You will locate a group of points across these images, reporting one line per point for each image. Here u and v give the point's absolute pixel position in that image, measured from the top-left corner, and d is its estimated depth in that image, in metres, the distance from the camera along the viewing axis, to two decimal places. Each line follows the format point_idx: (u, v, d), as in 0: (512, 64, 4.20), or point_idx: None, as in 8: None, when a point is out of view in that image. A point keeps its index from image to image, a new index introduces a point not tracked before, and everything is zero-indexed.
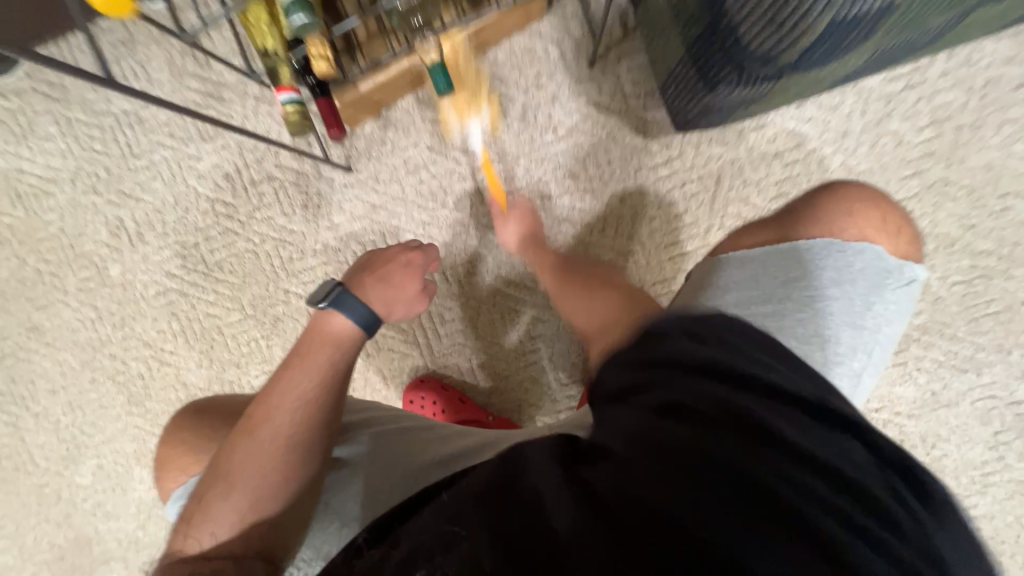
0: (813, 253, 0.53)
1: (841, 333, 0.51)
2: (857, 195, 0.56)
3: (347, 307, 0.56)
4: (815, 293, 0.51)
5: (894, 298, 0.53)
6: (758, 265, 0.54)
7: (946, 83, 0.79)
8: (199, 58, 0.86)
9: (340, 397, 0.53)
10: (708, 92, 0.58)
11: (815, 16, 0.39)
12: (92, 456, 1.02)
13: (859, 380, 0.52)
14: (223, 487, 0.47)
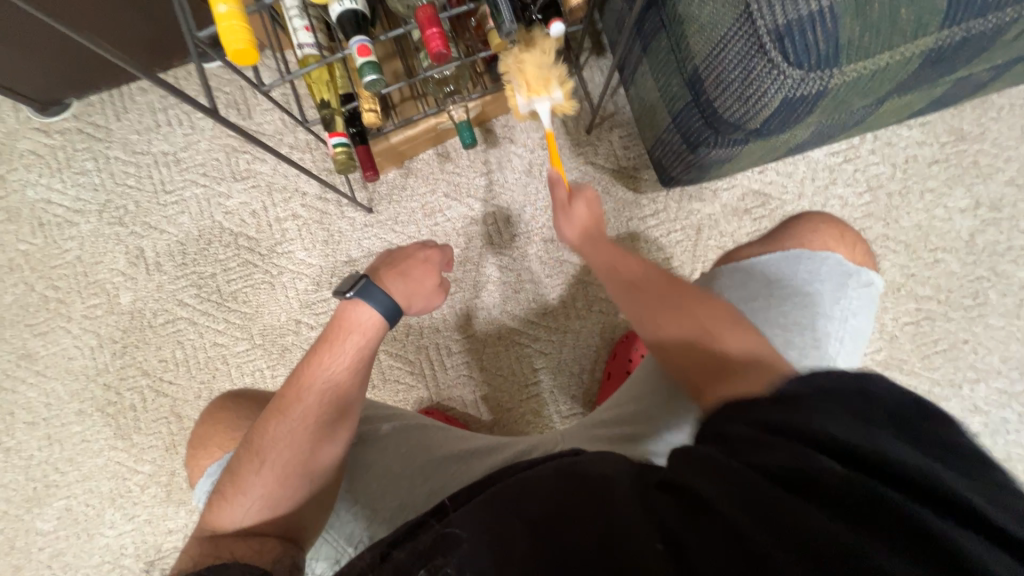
0: (786, 260, 0.60)
1: (814, 325, 0.58)
2: (819, 216, 0.65)
3: (371, 297, 0.58)
4: (788, 292, 0.59)
5: (856, 294, 0.60)
6: (743, 272, 0.61)
7: (876, 159, 0.97)
8: (243, 110, 0.97)
9: (357, 394, 0.56)
10: (691, 152, 0.72)
11: (771, 95, 0.51)
12: (61, 497, 0.95)
13: (835, 368, 0.59)
14: (253, 465, 0.51)
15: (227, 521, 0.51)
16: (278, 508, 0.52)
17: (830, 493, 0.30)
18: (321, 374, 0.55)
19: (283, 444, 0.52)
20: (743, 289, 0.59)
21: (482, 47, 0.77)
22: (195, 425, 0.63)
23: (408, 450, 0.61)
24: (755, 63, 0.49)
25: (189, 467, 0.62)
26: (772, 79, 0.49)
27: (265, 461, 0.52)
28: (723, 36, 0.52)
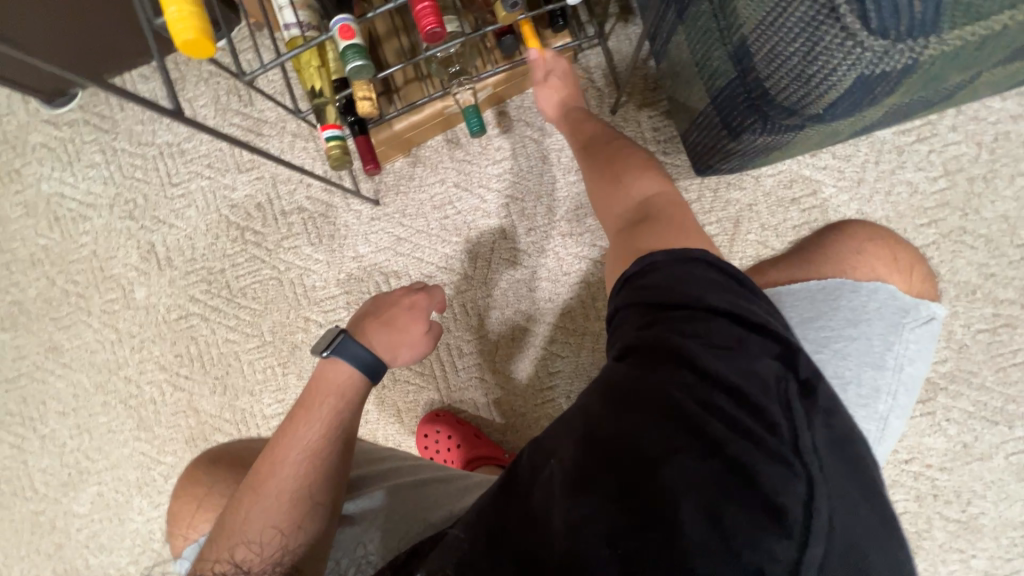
0: (827, 293, 0.53)
1: (860, 374, 0.51)
2: (868, 234, 0.58)
3: (350, 354, 0.57)
4: (826, 334, 0.51)
5: (913, 336, 0.53)
6: (773, 303, 0.54)
7: (957, 137, 0.82)
8: (243, 96, 0.92)
9: (342, 445, 0.55)
10: (732, 139, 0.61)
11: (838, 76, 0.41)
12: (92, 483, 0.99)
13: (886, 423, 0.51)
14: (226, 544, 0.50)
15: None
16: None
17: (659, 406, 0.38)
18: (296, 440, 0.53)
19: (260, 517, 0.49)
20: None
21: (490, 20, 0.68)
22: (172, 499, 0.64)
23: (399, 505, 0.56)
24: (823, 33, 0.39)
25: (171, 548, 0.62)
26: (845, 53, 0.39)
27: (238, 537, 0.49)
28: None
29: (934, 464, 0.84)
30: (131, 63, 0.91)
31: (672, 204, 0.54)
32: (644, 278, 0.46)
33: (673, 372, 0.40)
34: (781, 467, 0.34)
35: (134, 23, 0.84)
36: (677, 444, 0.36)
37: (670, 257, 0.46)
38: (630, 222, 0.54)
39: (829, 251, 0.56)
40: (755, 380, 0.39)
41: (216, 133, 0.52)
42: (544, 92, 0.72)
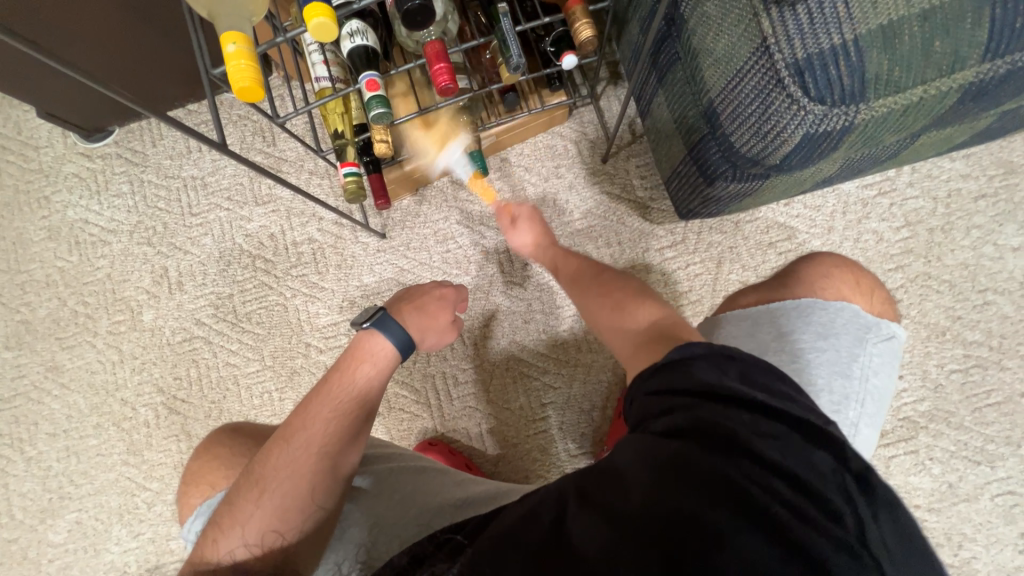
0: (799, 310, 0.58)
1: (831, 383, 0.55)
2: (834, 260, 0.64)
3: (388, 329, 0.61)
4: (799, 347, 0.56)
5: (877, 350, 0.57)
6: (753, 320, 0.60)
7: (914, 192, 0.91)
8: (268, 137, 1.00)
9: (370, 410, 0.58)
10: (708, 186, 0.69)
11: (789, 132, 0.49)
12: (72, 510, 0.97)
13: (856, 429, 0.56)
14: (253, 493, 0.51)
15: (225, 555, 0.50)
16: (280, 540, 0.51)
17: (715, 484, 0.37)
18: (329, 399, 0.56)
19: (284, 473, 0.51)
20: (751, 340, 0.58)
21: (495, 79, 0.77)
22: (190, 459, 0.66)
23: (397, 489, 0.60)
24: (772, 98, 0.47)
25: (182, 505, 0.64)
26: (792, 114, 0.47)
27: (265, 489, 0.51)
28: (739, 68, 0.49)
29: (922, 505, 0.84)
30: (167, 105, 1.00)
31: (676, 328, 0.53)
32: (676, 373, 0.43)
33: (728, 455, 0.38)
34: (845, 560, 0.34)
35: (171, 68, 0.93)
36: (736, 524, 0.35)
37: (708, 353, 0.44)
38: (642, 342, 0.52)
39: (799, 275, 0.62)
40: (812, 471, 0.38)
41: (247, 162, 0.59)
42: (514, 232, 0.76)
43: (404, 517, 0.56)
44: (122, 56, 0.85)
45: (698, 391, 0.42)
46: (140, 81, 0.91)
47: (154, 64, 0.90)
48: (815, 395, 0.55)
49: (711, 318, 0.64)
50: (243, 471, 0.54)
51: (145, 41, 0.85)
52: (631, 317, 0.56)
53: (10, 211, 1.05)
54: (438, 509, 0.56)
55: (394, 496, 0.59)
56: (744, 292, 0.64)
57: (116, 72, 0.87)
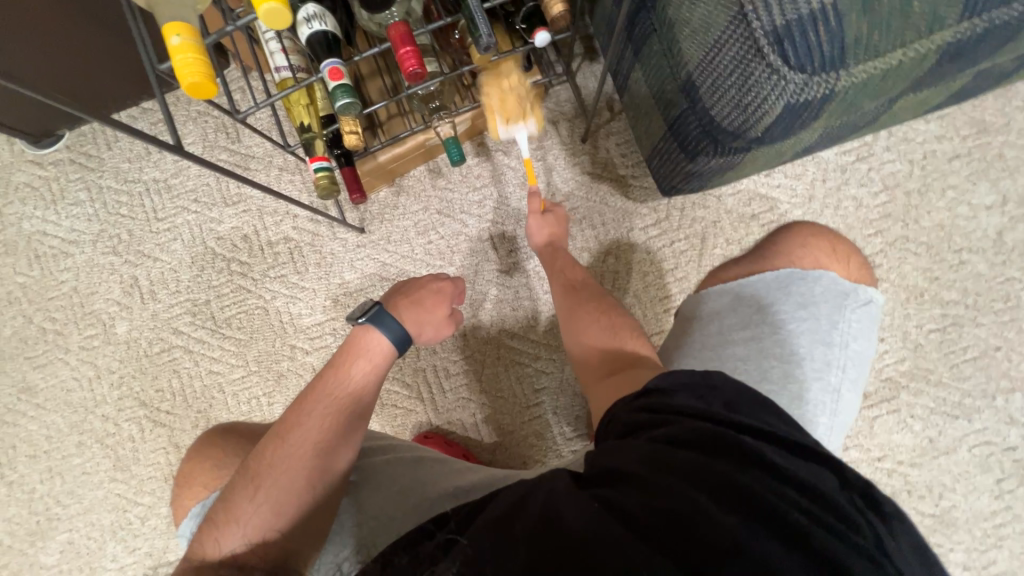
0: (778, 282, 0.59)
1: (813, 351, 0.56)
2: (813, 228, 0.64)
3: (384, 324, 0.59)
4: (780, 317, 0.57)
5: (855, 316, 0.58)
6: (732, 295, 0.60)
7: (891, 156, 0.92)
8: (232, 134, 0.96)
9: (365, 408, 0.57)
10: (690, 161, 0.67)
11: (770, 103, 0.47)
12: (63, 530, 0.95)
13: (839, 395, 0.56)
14: (248, 490, 0.50)
15: (215, 551, 0.49)
16: (271, 539, 0.50)
17: (716, 483, 0.40)
18: (323, 397, 0.55)
19: (280, 471, 0.51)
20: (734, 315, 0.59)
21: (466, 60, 0.74)
22: (184, 461, 0.65)
23: (393, 482, 0.58)
24: (751, 67, 0.46)
25: (175, 506, 0.63)
26: (773, 84, 0.45)
27: (259, 485, 0.50)
28: (716, 38, 0.48)
29: (905, 461, 0.88)
30: (122, 105, 0.95)
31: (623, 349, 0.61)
32: (659, 400, 0.47)
33: (734, 465, 0.41)
34: (846, 547, 0.37)
35: (121, 65, 0.87)
36: (732, 510, 0.38)
37: (689, 383, 0.48)
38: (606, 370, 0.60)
39: (777, 246, 0.62)
40: (816, 484, 0.41)
41: (205, 163, 0.56)
42: (534, 221, 0.81)
43: (404, 506, 0.54)
44: (59, 53, 0.79)
45: (685, 415, 0.45)
46: (85, 79, 0.85)
47: (101, 62, 0.84)
48: (798, 365, 0.55)
49: (693, 295, 0.64)
50: (239, 467, 0.53)
51: (87, 38, 0.80)
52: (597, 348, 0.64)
53: None
54: (437, 497, 0.54)
55: (389, 489, 0.57)
56: (725, 267, 0.64)
57: (55, 70, 0.80)
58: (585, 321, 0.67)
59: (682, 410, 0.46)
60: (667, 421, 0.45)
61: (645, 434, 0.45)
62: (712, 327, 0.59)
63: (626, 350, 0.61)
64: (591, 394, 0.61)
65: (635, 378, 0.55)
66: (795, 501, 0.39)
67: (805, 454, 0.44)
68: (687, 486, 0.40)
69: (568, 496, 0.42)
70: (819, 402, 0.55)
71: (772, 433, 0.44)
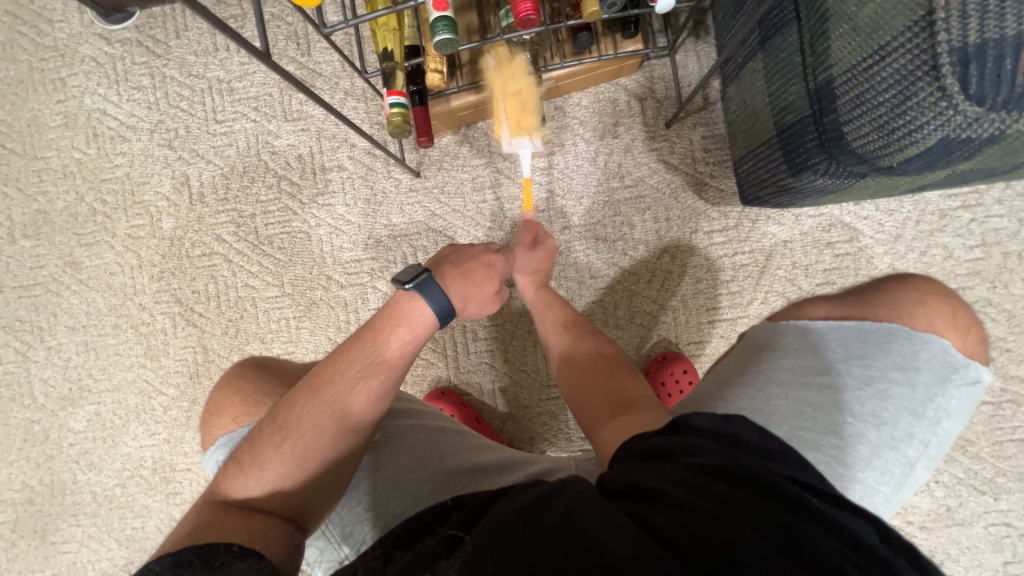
0: (879, 335, 0.55)
1: (898, 419, 0.53)
2: (936, 289, 0.58)
3: (430, 294, 0.56)
4: (870, 372, 0.54)
5: (957, 394, 0.54)
6: (823, 335, 0.56)
7: (1000, 210, 0.83)
8: (303, 46, 0.91)
9: (399, 377, 0.56)
10: (790, 176, 0.61)
11: (925, 132, 0.42)
12: (92, 401, 1.00)
13: (911, 469, 0.53)
14: (276, 439, 0.51)
15: (239, 491, 0.50)
16: (296, 488, 0.51)
17: (758, 518, 0.38)
18: (359, 360, 0.54)
19: (309, 427, 0.51)
20: (816, 356, 0.56)
21: (572, 13, 0.67)
22: (212, 391, 0.66)
23: (414, 448, 0.58)
24: (911, 89, 0.40)
25: (203, 432, 0.65)
26: (936, 112, 0.40)
27: (288, 439, 0.51)
28: (883, 45, 0.41)
29: (915, 522, 0.86)
30: None
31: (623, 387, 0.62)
32: (694, 432, 0.48)
33: (774, 502, 0.40)
34: None
35: None
36: (777, 549, 0.37)
37: (721, 421, 0.48)
38: (611, 408, 0.61)
39: (889, 297, 0.58)
40: (857, 534, 0.40)
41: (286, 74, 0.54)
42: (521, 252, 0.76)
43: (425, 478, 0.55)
44: None
45: (720, 446, 0.46)
46: None
47: None
48: (876, 428, 0.52)
49: (769, 322, 0.61)
50: (267, 413, 0.53)
51: None
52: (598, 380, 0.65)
53: (25, 89, 0.99)
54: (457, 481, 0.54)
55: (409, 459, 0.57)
56: (817, 302, 0.60)
57: None
58: (585, 359, 0.68)
59: (716, 442, 0.46)
60: (702, 446, 0.45)
61: (680, 458, 0.45)
62: (784, 362, 0.56)
63: (625, 390, 0.62)
64: (594, 433, 0.61)
65: (647, 423, 0.56)
66: (840, 548, 0.38)
67: (848, 505, 0.43)
68: (727, 514, 0.38)
69: (595, 506, 0.41)
70: (888, 471, 0.52)
71: (811, 478, 0.44)
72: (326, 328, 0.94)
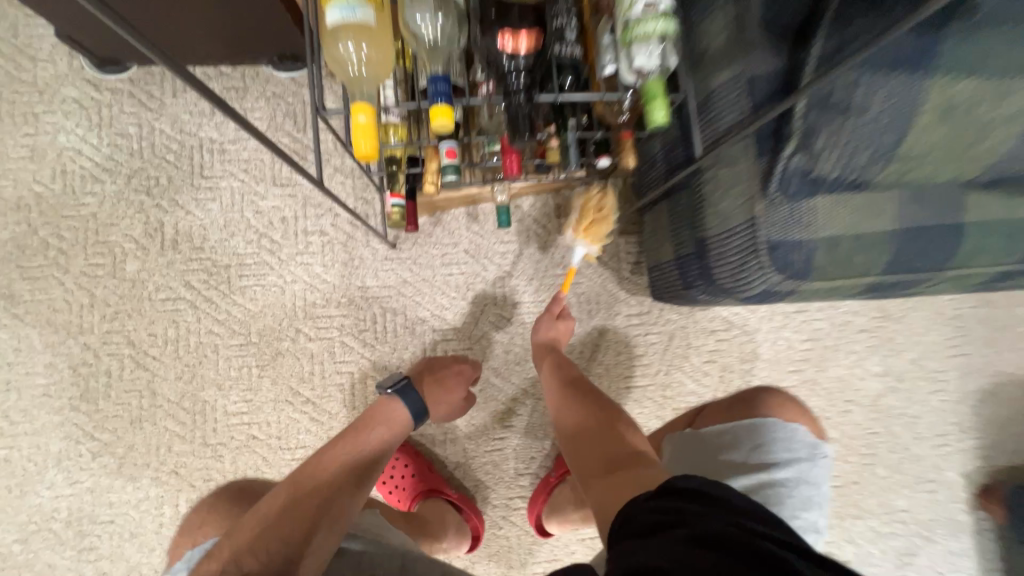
0: (759, 428, 0.79)
1: (799, 487, 0.74)
2: (784, 395, 0.84)
3: (406, 397, 0.77)
4: (767, 457, 0.76)
5: (823, 464, 0.77)
6: (725, 434, 0.80)
7: (822, 316, 1.16)
8: (301, 125, 1.03)
9: (366, 477, 0.69)
10: (683, 288, 0.85)
11: (752, 284, 0.66)
12: (4, 446, 0.94)
13: (817, 525, 0.75)
14: (249, 525, 0.59)
15: None
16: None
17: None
18: (339, 452, 0.69)
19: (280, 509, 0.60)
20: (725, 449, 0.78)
21: None
22: (191, 516, 0.74)
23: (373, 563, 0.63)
24: (750, 262, 0.64)
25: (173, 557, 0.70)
26: (760, 274, 0.64)
27: (249, 526, 0.59)
28: (731, 226, 0.65)
29: None
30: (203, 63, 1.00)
31: (625, 448, 0.60)
32: (679, 495, 0.46)
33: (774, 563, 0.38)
34: None
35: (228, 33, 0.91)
36: None
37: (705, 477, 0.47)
38: (607, 469, 0.57)
39: (756, 400, 0.83)
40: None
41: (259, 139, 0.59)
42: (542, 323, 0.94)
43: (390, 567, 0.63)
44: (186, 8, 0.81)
45: (705, 504, 0.44)
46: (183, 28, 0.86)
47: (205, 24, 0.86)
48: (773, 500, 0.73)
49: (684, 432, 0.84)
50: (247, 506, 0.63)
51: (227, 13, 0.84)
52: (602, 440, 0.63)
53: None
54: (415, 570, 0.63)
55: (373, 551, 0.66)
56: (709, 414, 0.84)
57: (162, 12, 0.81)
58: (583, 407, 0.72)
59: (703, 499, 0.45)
60: (691, 509, 0.43)
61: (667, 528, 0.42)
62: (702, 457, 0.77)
63: (627, 450, 0.59)
64: (589, 497, 0.56)
65: (648, 479, 0.53)
66: None
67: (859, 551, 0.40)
68: None
69: None
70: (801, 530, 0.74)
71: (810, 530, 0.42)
72: (289, 378, 1.00)
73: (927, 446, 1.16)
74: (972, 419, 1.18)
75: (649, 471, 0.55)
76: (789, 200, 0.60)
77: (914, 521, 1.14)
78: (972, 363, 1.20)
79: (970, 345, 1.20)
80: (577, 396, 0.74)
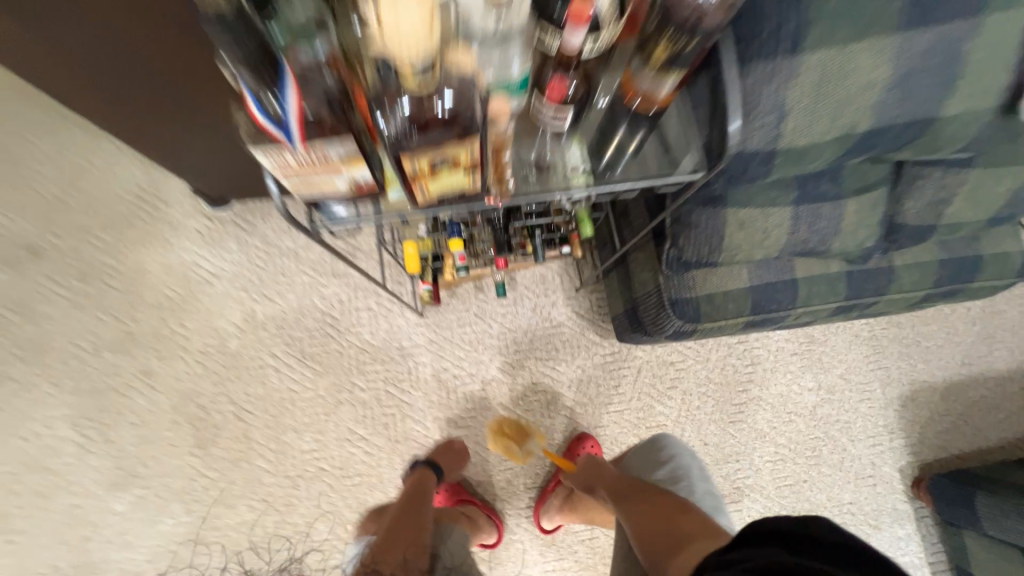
0: (650, 448, 1.24)
1: (692, 482, 1.12)
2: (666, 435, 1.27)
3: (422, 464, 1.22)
4: (665, 473, 1.16)
5: (699, 465, 1.18)
6: (633, 465, 1.24)
7: (761, 344, 1.46)
8: (351, 232, 1.43)
9: (420, 497, 1.14)
10: (629, 333, 1.18)
11: (665, 325, 0.99)
12: (140, 485, 1.27)
13: (716, 501, 1.10)
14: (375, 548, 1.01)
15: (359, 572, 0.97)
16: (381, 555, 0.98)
17: None
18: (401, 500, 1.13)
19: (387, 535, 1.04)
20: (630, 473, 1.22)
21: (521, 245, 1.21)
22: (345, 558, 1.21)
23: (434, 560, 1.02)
24: (665, 315, 0.97)
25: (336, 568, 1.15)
26: (669, 318, 0.97)
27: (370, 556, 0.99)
28: (649, 288, 0.99)
29: None
30: None
31: (692, 530, 0.93)
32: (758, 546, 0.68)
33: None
34: None
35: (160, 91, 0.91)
36: None
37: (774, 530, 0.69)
38: (675, 547, 0.90)
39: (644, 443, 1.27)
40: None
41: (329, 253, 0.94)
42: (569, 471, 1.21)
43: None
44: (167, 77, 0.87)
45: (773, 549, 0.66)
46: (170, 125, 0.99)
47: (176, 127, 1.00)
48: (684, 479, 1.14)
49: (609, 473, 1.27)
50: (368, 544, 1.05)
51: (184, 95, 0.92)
52: (673, 525, 0.95)
53: (136, 246, 1.39)
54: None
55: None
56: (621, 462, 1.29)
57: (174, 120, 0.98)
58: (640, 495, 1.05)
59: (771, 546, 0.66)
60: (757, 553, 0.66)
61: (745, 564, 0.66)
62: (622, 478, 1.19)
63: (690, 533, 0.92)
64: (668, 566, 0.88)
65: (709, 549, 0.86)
66: None
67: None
68: None
69: None
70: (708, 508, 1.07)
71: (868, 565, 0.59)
72: (349, 422, 1.33)
73: (863, 447, 1.41)
74: (897, 422, 1.44)
75: (717, 538, 0.90)
76: (681, 274, 0.93)
77: (860, 512, 1.37)
78: (890, 375, 1.47)
79: (887, 360, 1.48)
80: (647, 495, 1.04)
